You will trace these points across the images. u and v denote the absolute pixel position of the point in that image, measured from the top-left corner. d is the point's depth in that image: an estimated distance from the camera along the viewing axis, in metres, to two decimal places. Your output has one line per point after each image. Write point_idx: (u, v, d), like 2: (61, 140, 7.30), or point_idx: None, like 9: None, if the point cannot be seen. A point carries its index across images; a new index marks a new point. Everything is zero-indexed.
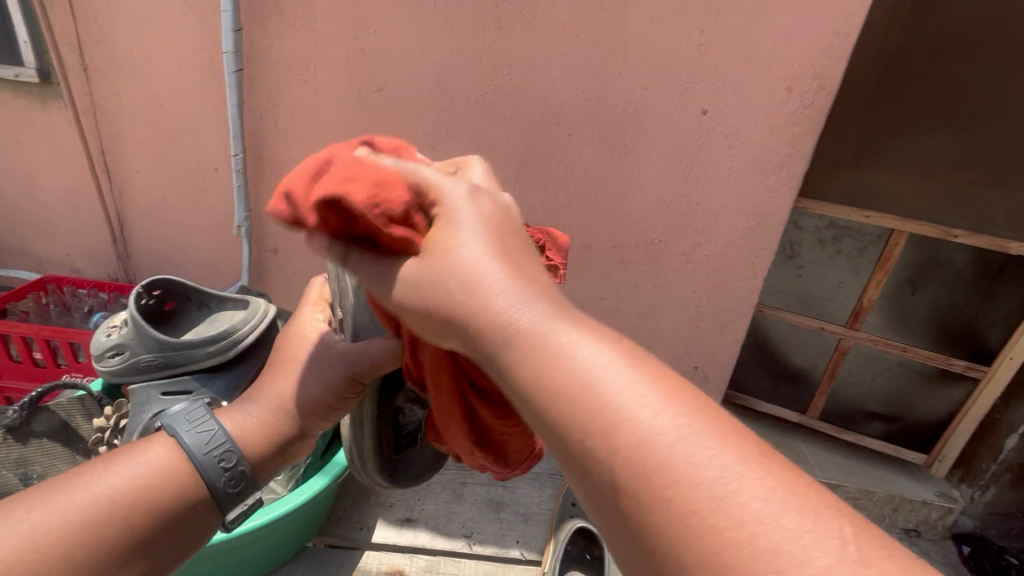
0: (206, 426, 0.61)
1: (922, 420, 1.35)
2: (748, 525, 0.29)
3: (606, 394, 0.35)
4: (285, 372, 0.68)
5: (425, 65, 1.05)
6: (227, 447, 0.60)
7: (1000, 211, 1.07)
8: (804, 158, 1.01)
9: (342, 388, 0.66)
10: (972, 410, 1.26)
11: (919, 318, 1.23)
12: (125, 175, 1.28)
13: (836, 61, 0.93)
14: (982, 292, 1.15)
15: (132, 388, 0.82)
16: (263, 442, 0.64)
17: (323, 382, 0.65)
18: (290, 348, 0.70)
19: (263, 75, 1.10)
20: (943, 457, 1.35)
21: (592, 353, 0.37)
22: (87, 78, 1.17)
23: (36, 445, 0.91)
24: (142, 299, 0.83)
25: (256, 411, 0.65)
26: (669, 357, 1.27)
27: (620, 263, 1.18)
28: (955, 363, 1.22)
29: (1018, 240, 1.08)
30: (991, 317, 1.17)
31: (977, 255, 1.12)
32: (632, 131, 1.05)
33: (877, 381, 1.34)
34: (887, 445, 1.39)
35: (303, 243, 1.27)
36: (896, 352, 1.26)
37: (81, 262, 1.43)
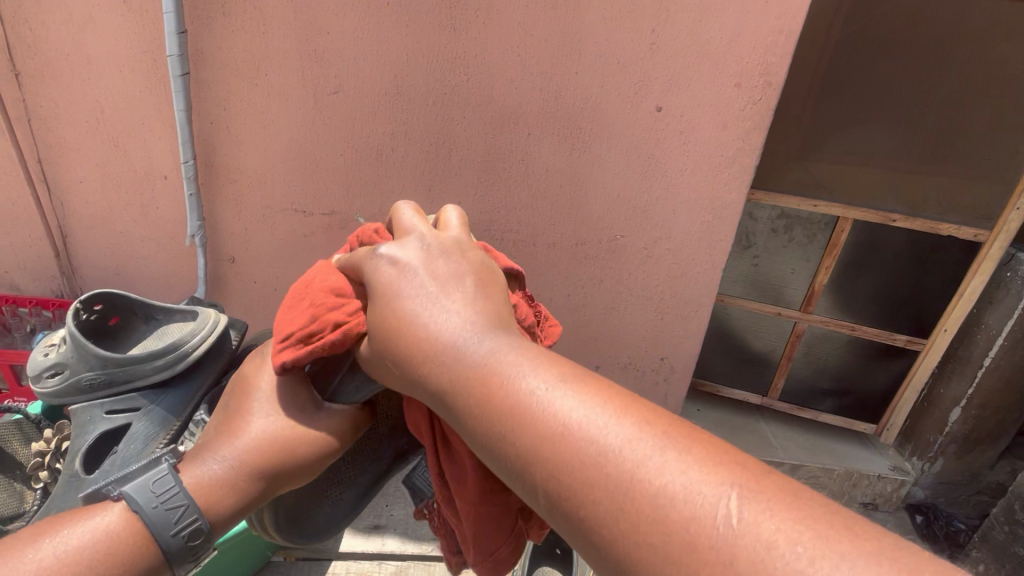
0: (163, 484, 0.53)
1: (870, 393, 1.42)
2: (669, 495, 0.31)
3: (543, 405, 0.38)
4: (238, 432, 0.59)
5: (381, 67, 1.04)
6: (181, 507, 0.52)
7: (933, 195, 1.14)
8: (755, 152, 1.04)
9: (310, 452, 0.59)
10: (915, 379, 1.33)
11: (867, 300, 1.29)
12: (66, 186, 1.21)
13: (780, 58, 0.96)
14: (921, 273, 1.22)
15: (74, 407, 0.78)
16: (230, 506, 0.56)
17: (293, 448, 0.59)
18: (257, 394, 0.62)
19: (211, 79, 1.07)
20: (891, 425, 1.42)
21: (541, 382, 0.39)
22: (19, 85, 1.11)
23: None
24: (82, 314, 0.79)
25: (223, 469, 0.56)
26: (635, 350, 1.29)
27: (584, 259, 1.19)
28: (899, 338, 1.28)
29: (948, 221, 1.14)
30: (929, 296, 1.25)
31: (915, 239, 1.19)
32: (590, 129, 1.06)
33: (829, 359, 1.39)
34: (841, 419, 1.44)
35: (261, 251, 1.24)
36: (846, 331, 1.31)
37: (18, 280, 1.34)
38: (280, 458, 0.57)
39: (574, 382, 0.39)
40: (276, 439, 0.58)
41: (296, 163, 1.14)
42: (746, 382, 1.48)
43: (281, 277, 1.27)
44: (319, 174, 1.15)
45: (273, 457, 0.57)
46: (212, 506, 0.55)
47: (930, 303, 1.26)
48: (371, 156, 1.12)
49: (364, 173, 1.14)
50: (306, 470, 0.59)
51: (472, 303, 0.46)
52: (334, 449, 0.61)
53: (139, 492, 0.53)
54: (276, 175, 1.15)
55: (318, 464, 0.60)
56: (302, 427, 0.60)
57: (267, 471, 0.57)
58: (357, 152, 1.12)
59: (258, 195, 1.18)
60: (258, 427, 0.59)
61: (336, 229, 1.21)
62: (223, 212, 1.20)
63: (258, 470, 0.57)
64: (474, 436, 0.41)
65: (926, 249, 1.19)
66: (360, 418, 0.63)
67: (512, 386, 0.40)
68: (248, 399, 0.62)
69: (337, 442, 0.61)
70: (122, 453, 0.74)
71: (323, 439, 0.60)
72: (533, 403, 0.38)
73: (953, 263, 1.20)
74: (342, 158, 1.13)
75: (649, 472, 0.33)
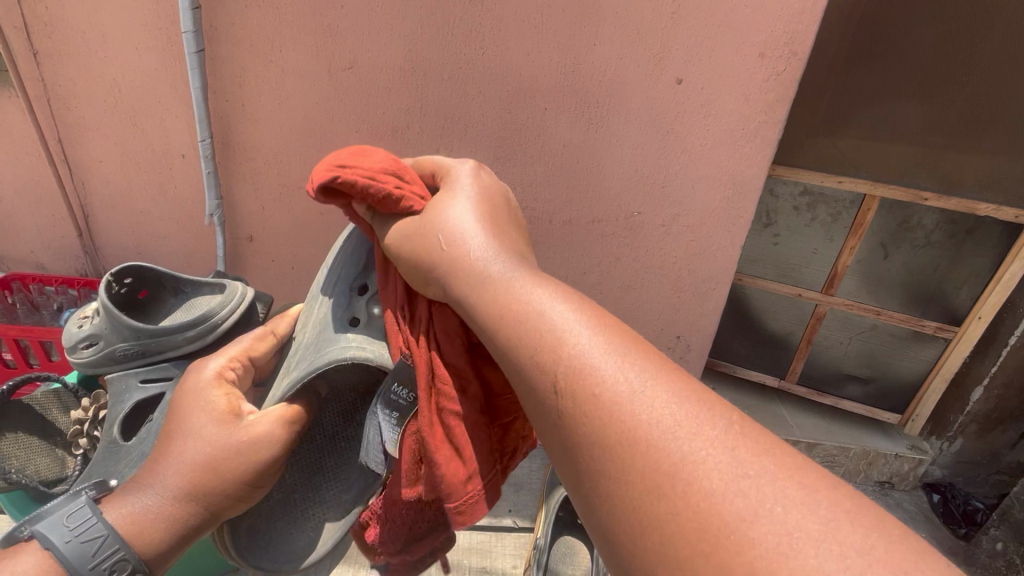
0: (83, 519, 0.54)
1: (901, 378, 1.38)
2: (673, 442, 0.34)
3: (562, 333, 0.42)
4: (168, 452, 0.60)
5: (396, 41, 1.02)
6: (96, 541, 0.53)
7: (971, 172, 1.10)
8: (779, 125, 1.02)
9: (248, 465, 0.61)
10: (944, 367, 1.30)
11: (895, 281, 1.25)
12: (86, 166, 1.23)
13: (807, 26, 0.93)
14: (954, 254, 1.19)
15: (110, 375, 0.79)
16: (163, 539, 0.56)
17: (227, 462, 0.60)
18: (184, 420, 0.62)
19: (226, 55, 1.06)
20: (917, 416, 1.39)
21: (562, 313, 0.43)
22: (38, 64, 1.12)
23: (10, 439, 0.80)
24: (113, 287, 0.80)
25: (154, 500, 0.57)
26: (651, 328, 1.28)
27: (602, 236, 1.18)
28: (927, 324, 1.26)
29: (987, 201, 1.10)
30: (958, 277, 1.21)
31: (945, 217, 1.16)
32: (608, 103, 1.04)
33: (853, 343, 1.37)
34: (863, 407, 1.43)
35: (279, 229, 1.25)
36: (870, 315, 1.29)
37: (46, 258, 1.38)
38: (211, 477, 0.59)
39: (585, 314, 0.43)
40: (203, 461, 0.59)
41: (312, 140, 1.14)
42: (765, 364, 1.48)
43: (298, 255, 1.28)
44: (334, 151, 1.15)
45: (207, 479, 0.59)
46: (142, 542, 0.55)
47: (963, 285, 1.22)
48: (386, 133, 1.12)
49: (379, 151, 1.14)
50: (241, 481, 0.60)
51: (496, 234, 0.54)
52: (266, 457, 0.62)
53: (54, 527, 0.53)
54: (292, 152, 1.15)
55: (257, 471, 0.61)
56: (229, 447, 0.60)
57: (198, 493, 0.59)
58: (373, 129, 1.11)
59: (274, 172, 1.18)
60: (184, 451, 0.59)
61: None
62: (240, 191, 1.20)
63: (195, 495, 0.58)
64: (511, 354, 0.44)
65: (956, 227, 1.16)
66: (294, 414, 0.64)
67: (557, 340, 0.42)
68: (176, 427, 0.62)
69: (277, 440, 0.63)
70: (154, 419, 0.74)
71: (254, 450, 0.61)
72: (556, 327, 0.42)
73: (987, 242, 1.16)
74: (358, 135, 1.12)
75: (642, 416, 0.36)
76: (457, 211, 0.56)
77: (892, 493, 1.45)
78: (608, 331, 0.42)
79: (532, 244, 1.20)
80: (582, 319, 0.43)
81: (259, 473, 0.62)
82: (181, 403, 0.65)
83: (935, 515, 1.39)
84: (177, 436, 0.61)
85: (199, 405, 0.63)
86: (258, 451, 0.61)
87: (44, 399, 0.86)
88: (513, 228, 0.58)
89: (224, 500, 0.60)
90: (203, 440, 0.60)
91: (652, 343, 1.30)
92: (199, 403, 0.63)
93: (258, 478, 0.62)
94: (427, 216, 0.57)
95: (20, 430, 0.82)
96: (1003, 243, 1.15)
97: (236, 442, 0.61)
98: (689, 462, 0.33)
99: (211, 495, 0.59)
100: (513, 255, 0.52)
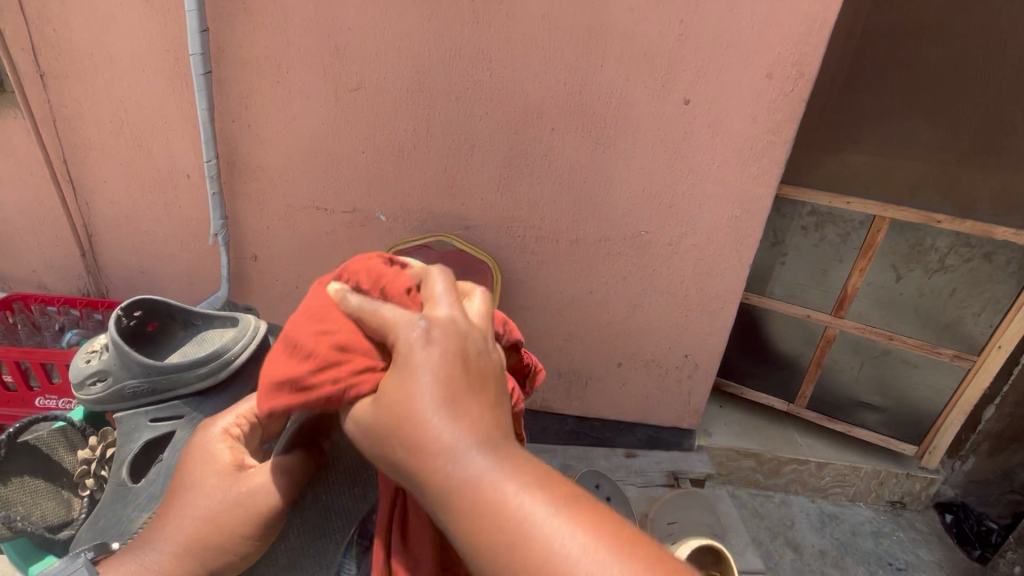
0: None
1: (919, 408, 1.33)
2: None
3: (524, 514, 0.41)
4: (177, 509, 0.60)
5: (402, 63, 1.03)
6: None
7: (986, 196, 1.08)
8: (786, 144, 1.02)
9: (247, 522, 0.58)
10: (963, 399, 1.25)
11: (908, 304, 1.23)
12: (90, 186, 1.22)
13: (814, 47, 0.94)
14: (972, 280, 1.15)
15: (118, 415, 0.78)
16: None
17: (226, 516, 0.58)
18: (189, 477, 0.62)
19: (234, 77, 1.06)
20: (934, 449, 1.34)
21: (545, 514, 0.41)
22: (44, 85, 1.12)
23: (18, 483, 0.78)
24: (123, 321, 0.79)
25: (155, 560, 0.57)
26: (658, 348, 1.27)
27: (609, 255, 1.17)
28: (945, 352, 1.22)
29: (1003, 224, 1.08)
30: (975, 304, 1.17)
31: (960, 240, 1.13)
32: (615, 123, 1.04)
33: (864, 369, 1.34)
34: (877, 436, 1.38)
35: (284, 249, 1.24)
36: (882, 339, 1.27)
37: (47, 278, 1.37)
38: (211, 532, 0.58)
39: (576, 518, 0.41)
40: (203, 518, 0.59)
41: (319, 161, 1.14)
42: (774, 387, 1.46)
43: (302, 275, 1.27)
44: (341, 171, 1.14)
45: (207, 534, 0.58)
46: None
47: (981, 311, 1.17)
48: (392, 152, 1.11)
49: (386, 171, 1.13)
50: (242, 536, 0.58)
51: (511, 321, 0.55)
52: (268, 510, 0.59)
53: None
54: (299, 172, 1.15)
55: (258, 526, 0.59)
56: (231, 502, 0.59)
57: (199, 552, 0.58)
58: (379, 149, 1.11)
59: (280, 192, 1.17)
60: (188, 509, 0.59)
61: (358, 227, 1.20)
62: (245, 211, 1.20)
63: (196, 555, 0.58)
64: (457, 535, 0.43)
65: (972, 251, 1.13)
66: (294, 465, 0.62)
67: (503, 505, 0.42)
68: (181, 485, 0.62)
69: (280, 491, 0.60)
70: (167, 461, 0.74)
71: (255, 504, 0.59)
72: (527, 523, 0.41)
73: (1006, 269, 1.12)
74: (364, 155, 1.12)
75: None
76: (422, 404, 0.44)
77: (904, 513, 1.43)
78: (577, 508, 0.42)
79: (539, 263, 1.19)
80: (562, 508, 0.42)
81: (260, 530, 0.59)
82: (189, 457, 0.65)
83: (949, 535, 1.38)
84: (184, 492, 0.61)
85: (206, 461, 0.63)
86: (259, 507, 0.59)
87: (50, 439, 0.83)
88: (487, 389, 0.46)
89: (224, 562, 0.58)
90: (207, 496, 0.60)
91: (659, 363, 1.29)
92: (209, 456, 0.63)
93: (261, 532, 0.59)
94: (383, 406, 0.46)
95: (26, 473, 0.80)
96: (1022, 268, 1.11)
97: (235, 498, 0.59)
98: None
99: (212, 555, 0.58)
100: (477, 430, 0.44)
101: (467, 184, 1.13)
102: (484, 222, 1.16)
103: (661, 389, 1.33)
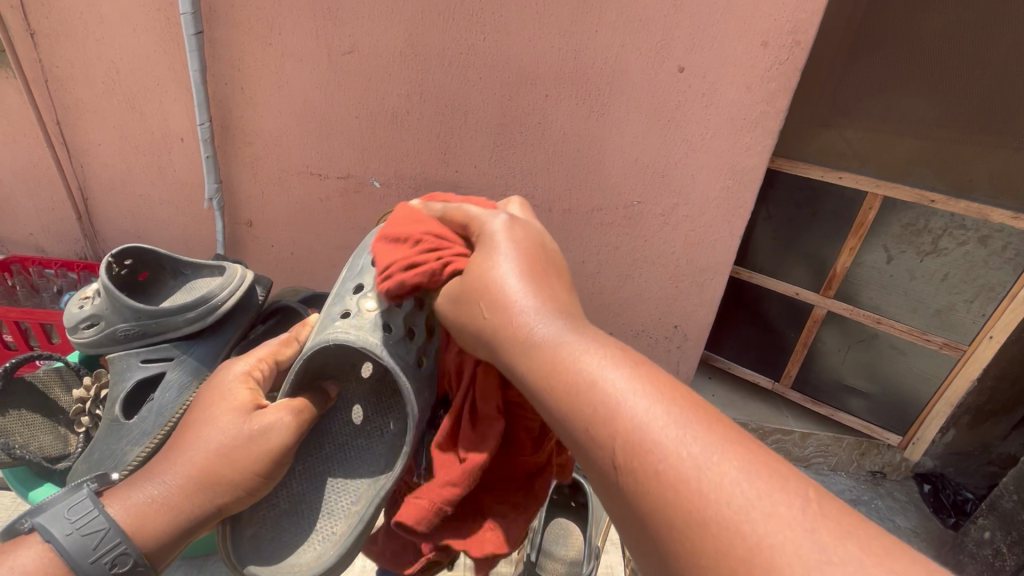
0: (87, 516, 0.57)
1: (905, 395, 1.34)
2: (740, 496, 0.35)
3: (620, 399, 0.42)
4: (189, 435, 0.65)
5: (395, 26, 1.02)
6: (109, 539, 0.56)
7: (983, 173, 1.08)
8: (779, 115, 1.02)
9: (256, 452, 0.65)
10: (949, 392, 1.27)
11: (899, 290, 1.23)
12: (84, 148, 1.22)
13: (811, 14, 0.93)
14: (967, 264, 1.14)
15: (111, 356, 0.81)
16: (170, 528, 0.60)
17: (235, 447, 0.64)
18: (204, 399, 0.70)
19: (225, 38, 1.05)
20: (918, 439, 1.37)
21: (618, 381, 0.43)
22: (35, 44, 1.11)
23: (15, 416, 0.81)
24: (114, 268, 0.81)
25: (160, 488, 0.61)
26: (647, 318, 1.29)
27: (601, 226, 1.18)
28: (934, 339, 1.22)
29: (999, 207, 1.07)
30: (968, 291, 1.16)
31: (955, 222, 1.12)
32: (609, 90, 1.03)
33: (851, 353, 1.35)
34: (860, 423, 1.41)
35: (278, 215, 1.25)
36: (870, 322, 1.27)
37: (44, 241, 1.38)
38: (221, 465, 0.63)
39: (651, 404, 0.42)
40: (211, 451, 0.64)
41: (313, 126, 1.13)
42: (761, 365, 1.49)
43: (297, 241, 1.28)
44: (335, 137, 1.14)
45: (216, 466, 0.63)
46: (151, 535, 0.59)
47: (973, 299, 1.16)
48: (385, 118, 1.11)
49: (380, 137, 1.13)
50: (251, 466, 0.64)
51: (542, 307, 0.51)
52: (276, 448, 0.66)
53: (55, 520, 0.57)
54: (292, 136, 1.15)
55: (262, 460, 0.65)
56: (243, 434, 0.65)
57: (204, 479, 0.62)
58: (372, 115, 1.11)
59: (274, 157, 1.18)
60: (201, 440, 0.64)
61: (352, 193, 1.20)
62: (240, 176, 1.21)
63: (204, 482, 0.62)
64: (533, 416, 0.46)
65: (967, 233, 1.11)
66: (301, 410, 0.69)
67: (584, 372, 0.45)
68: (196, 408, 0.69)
69: (288, 430, 0.67)
70: (158, 401, 0.77)
71: (266, 439, 0.65)
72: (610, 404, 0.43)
73: (1002, 254, 1.10)
74: (357, 121, 1.12)
75: (687, 460, 0.38)
76: (506, 269, 0.55)
77: (883, 482, 1.48)
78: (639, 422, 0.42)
79: None
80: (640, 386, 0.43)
81: (265, 462, 0.65)
82: (214, 393, 0.70)
83: (925, 504, 1.42)
84: (198, 417, 0.67)
85: (224, 396, 0.69)
86: (268, 441, 0.65)
87: (47, 378, 0.88)
88: (561, 278, 0.57)
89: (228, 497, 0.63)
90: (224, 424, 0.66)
91: (648, 333, 1.31)
92: (231, 389, 0.70)
93: (267, 469, 0.65)
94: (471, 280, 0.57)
95: (22, 407, 0.83)
96: (1019, 255, 1.09)
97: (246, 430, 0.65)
98: (728, 501, 0.35)
99: (220, 483, 0.63)
100: (556, 308, 0.52)
101: (461, 152, 1.13)
102: (477, 189, 1.17)
103: (649, 359, 1.35)
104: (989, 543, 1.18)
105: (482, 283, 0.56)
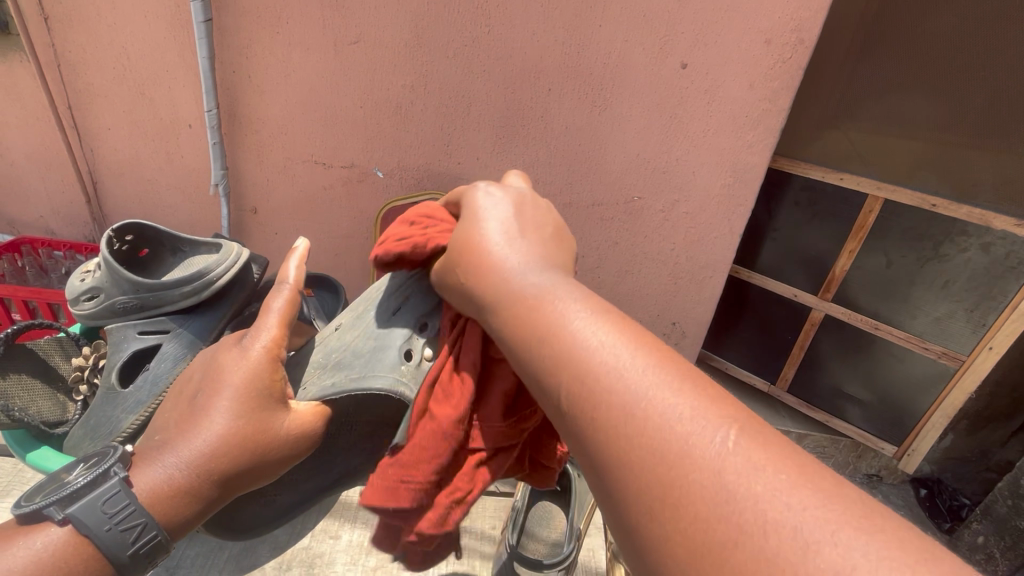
0: (122, 508, 0.53)
1: (904, 406, 1.32)
2: (672, 418, 0.33)
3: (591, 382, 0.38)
4: (213, 416, 0.57)
5: (400, 17, 1.03)
6: (141, 529, 0.53)
7: (986, 178, 1.06)
8: (782, 114, 1.02)
9: (290, 450, 0.60)
10: (946, 404, 1.24)
11: (898, 296, 1.22)
12: (94, 132, 1.24)
13: (815, 12, 0.92)
14: (968, 272, 1.12)
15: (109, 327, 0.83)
16: (189, 513, 0.56)
17: (274, 444, 0.59)
18: (223, 368, 0.60)
19: (234, 26, 1.07)
20: (914, 450, 1.34)
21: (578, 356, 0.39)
22: (49, 29, 1.13)
23: (16, 381, 0.83)
24: (115, 243, 0.84)
25: (185, 474, 0.56)
26: (646, 314, 1.29)
27: (600, 220, 1.18)
28: (932, 348, 1.21)
29: (1002, 213, 1.05)
30: (968, 300, 1.14)
31: (958, 228, 1.10)
32: (611, 86, 1.04)
33: (849, 358, 1.34)
34: (857, 431, 1.40)
35: (281, 203, 1.26)
36: (868, 327, 1.27)
37: (54, 223, 1.41)
38: (253, 464, 0.58)
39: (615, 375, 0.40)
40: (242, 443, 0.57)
41: (318, 114, 1.15)
42: (758, 366, 1.50)
43: (301, 229, 1.29)
44: (340, 126, 1.15)
45: (249, 462, 0.58)
46: (171, 514, 0.55)
47: (973, 308, 1.14)
48: (389, 109, 1.12)
49: (384, 128, 1.15)
50: (284, 463, 0.60)
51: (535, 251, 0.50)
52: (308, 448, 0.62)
53: (89, 511, 0.52)
54: (298, 125, 1.16)
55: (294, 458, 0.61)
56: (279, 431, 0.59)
57: (235, 471, 0.57)
58: (377, 105, 1.12)
59: (279, 145, 1.19)
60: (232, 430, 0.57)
61: (355, 182, 1.22)
62: (246, 162, 1.22)
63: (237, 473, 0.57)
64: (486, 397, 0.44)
65: (968, 239, 1.09)
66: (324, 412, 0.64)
67: (558, 317, 0.42)
68: (212, 378, 0.60)
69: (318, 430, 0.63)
70: (154, 370, 0.78)
71: (299, 440, 0.61)
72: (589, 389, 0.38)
73: (1005, 262, 1.08)
74: (361, 110, 1.13)
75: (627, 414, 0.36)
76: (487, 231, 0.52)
77: (880, 486, 1.48)
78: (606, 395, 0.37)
79: None
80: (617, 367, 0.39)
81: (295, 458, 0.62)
82: (233, 370, 0.60)
83: (921, 509, 1.42)
84: (223, 397, 0.58)
85: (253, 377, 0.59)
86: (302, 440, 0.61)
87: (47, 347, 0.89)
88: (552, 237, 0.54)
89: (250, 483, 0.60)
90: (259, 413, 0.58)
91: (647, 329, 1.32)
92: (256, 372, 0.60)
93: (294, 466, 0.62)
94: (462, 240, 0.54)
95: (23, 373, 0.85)
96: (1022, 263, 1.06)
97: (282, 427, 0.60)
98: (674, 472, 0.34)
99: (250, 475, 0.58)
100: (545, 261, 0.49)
101: (463, 144, 1.14)
102: (479, 181, 1.18)
103: None
104: (982, 548, 1.18)
105: (466, 246, 0.52)
